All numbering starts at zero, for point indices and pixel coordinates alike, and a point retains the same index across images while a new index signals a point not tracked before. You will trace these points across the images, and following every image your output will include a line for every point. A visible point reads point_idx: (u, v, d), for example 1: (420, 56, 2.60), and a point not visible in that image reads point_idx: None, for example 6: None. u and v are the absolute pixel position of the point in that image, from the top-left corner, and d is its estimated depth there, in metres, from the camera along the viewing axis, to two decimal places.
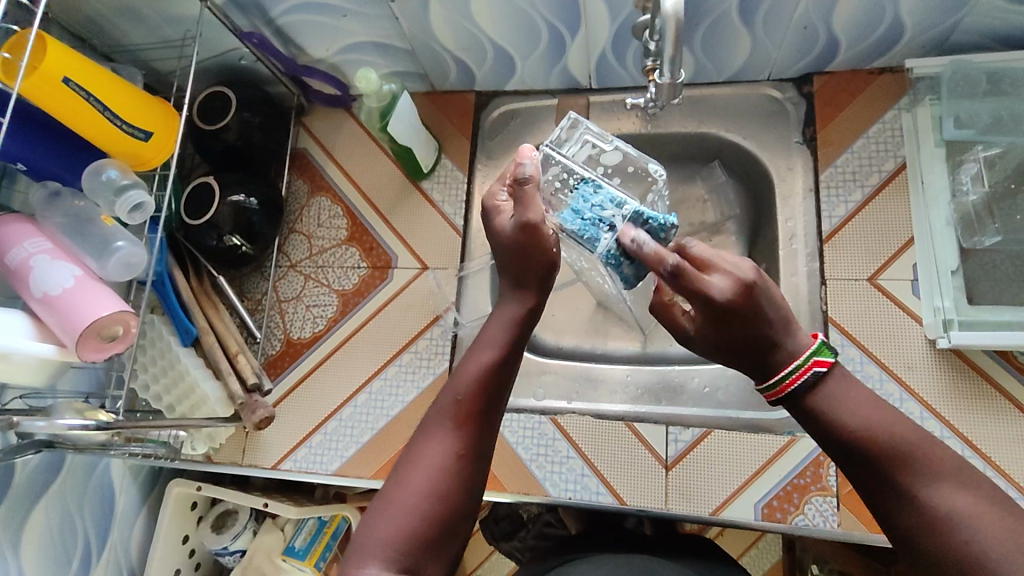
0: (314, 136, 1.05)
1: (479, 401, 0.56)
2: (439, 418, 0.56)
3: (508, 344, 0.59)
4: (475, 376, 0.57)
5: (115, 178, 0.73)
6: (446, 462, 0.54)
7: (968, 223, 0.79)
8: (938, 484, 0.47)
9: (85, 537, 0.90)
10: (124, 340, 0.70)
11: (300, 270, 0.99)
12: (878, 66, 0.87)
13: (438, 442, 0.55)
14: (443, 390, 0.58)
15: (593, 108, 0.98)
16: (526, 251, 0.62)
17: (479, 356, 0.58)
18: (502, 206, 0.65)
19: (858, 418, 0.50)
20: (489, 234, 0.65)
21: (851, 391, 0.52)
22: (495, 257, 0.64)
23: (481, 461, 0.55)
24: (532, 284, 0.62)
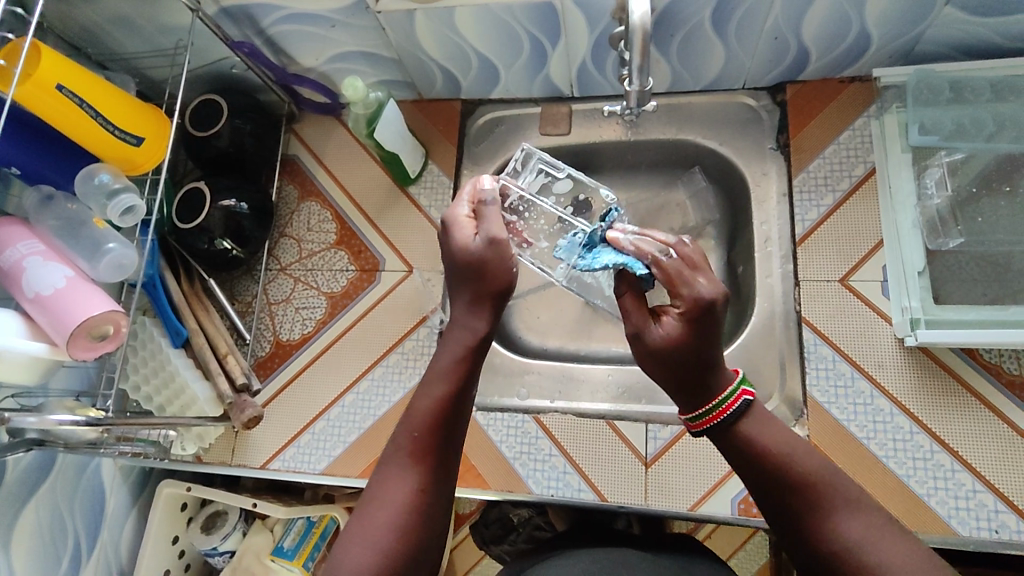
0: (304, 143, 1.07)
1: (438, 432, 0.57)
2: (397, 454, 0.56)
3: (463, 369, 0.59)
4: (431, 408, 0.57)
5: (108, 182, 0.75)
6: (410, 498, 0.54)
7: (933, 226, 0.81)
8: (846, 514, 0.52)
9: (76, 537, 0.91)
10: (114, 339, 0.72)
11: (289, 273, 1.02)
12: (848, 75, 0.91)
13: (399, 479, 0.55)
14: (400, 424, 0.58)
15: (575, 116, 1.01)
16: (482, 267, 0.62)
17: (434, 388, 0.58)
18: (463, 222, 0.65)
19: (777, 448, 0.55)
20: (450, 248, 0.64)
21: (767, 427, 0.57)
22: (452, 271, 0.64)
23: (445, 489, 0.57)
24: (492, 298, 0.62)
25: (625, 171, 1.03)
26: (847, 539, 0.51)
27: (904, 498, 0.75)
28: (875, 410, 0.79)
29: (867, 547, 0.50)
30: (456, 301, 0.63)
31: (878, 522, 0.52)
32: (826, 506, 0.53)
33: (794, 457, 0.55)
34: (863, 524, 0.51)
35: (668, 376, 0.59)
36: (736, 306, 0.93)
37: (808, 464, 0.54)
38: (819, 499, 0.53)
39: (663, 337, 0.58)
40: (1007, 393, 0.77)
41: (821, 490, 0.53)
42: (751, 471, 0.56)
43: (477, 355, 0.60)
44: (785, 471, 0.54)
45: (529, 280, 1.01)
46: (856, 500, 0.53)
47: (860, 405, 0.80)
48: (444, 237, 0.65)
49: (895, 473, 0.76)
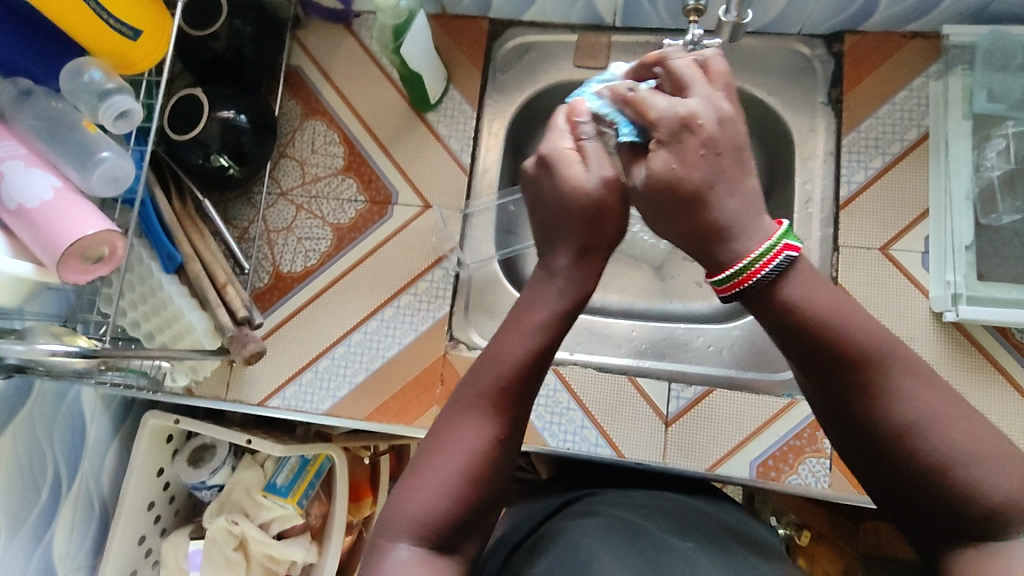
0: (308, 54, 0.97)
1: (523, 386, 0.53)
2: (474, 398, 0.52)
3: (557, 327, 0.55)
4: (519, 360, 0.53)
5: (98, 80, 0.65)
6: (482, 448, 0.51)
7: (986, 200, 0.79)
8: (906, 387, 0.46)
9: (54, 467, 0.85)
10: (109, 262, 0.64)
11: (291, 198, 0.93)
12: (912, 30, 0.85)
13: (475, 424, 0.51)
14: (479, 368, 0.54)
15: (614, 48, 0.94)
16: (602, 213, 0.56)
17: (522, 337, 0.54)
18: (569, 157, 0.57)
19: (819, 309, 0.47)
20: (557, 185, 0.57)
21: (811, 285, 0.48)
22: (559, 215, 0.57)
23: (516, 445, 0.53)
24: (599, 255, 0.57)
25: None
26: (906, 416, 0.45)
27: None
28: None
29: (932, 425, 0.45)
30: (557, 247, 0.57)
31: (945, 398, 0.46)
32: (887, 378, 0.46)
33: (844, 319, 0.47)
34: (931, 396, 0.45)
35: (691, 239, 0.50)
36: None
37: (867, 331, 0.47)
38: (876, 372, 0.46)
39: (655, 173, 0.50)
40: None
41: (873, 362, 0.46)
42: (788, 340, 0.48)
43: (573, 314, 0.56)
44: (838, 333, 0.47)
45: None
46: (922, 371, 0.46)
47: None
48: (546, 172, 0.58)
49: None
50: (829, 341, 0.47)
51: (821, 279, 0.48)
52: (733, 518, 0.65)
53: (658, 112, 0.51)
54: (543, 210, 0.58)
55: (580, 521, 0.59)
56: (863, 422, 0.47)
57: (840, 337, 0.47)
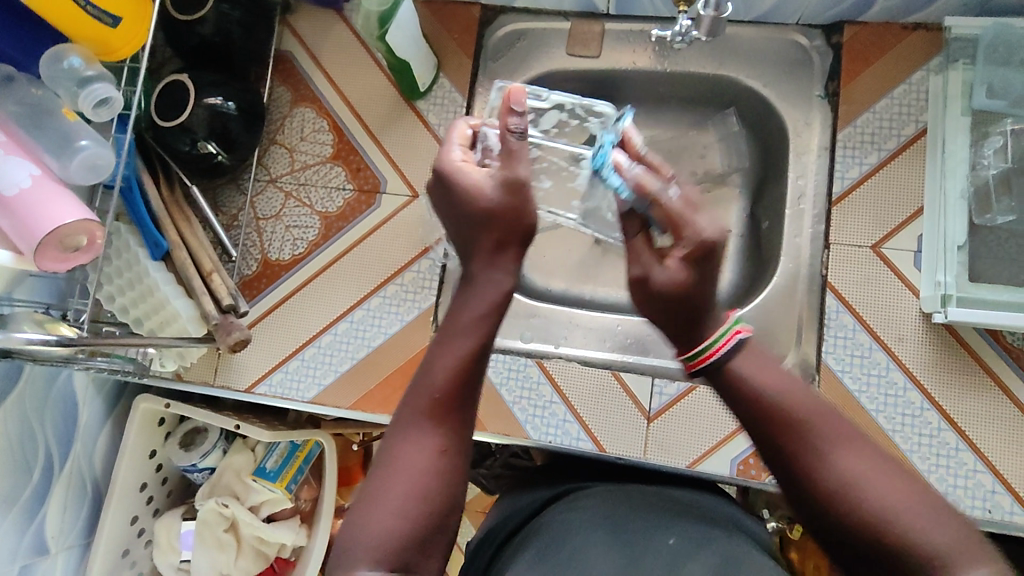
0: (299, 39, 0.96)
1: (461, 392, 0.53)
2: (414, 415, 0.52)
3: (491, 329, 0.55)
4: (454, 368, 0.53)
5: (78, 67, 0.65)
6: (430, 462, 0.50)
7: (982, 198, 0.77)
8: (835, 452, 0.48)
9: (47, 449, 0.87)
10: (89, 251, 0.64)
11: (280, 185, 0.93)
12: (913, 21, 0.82)
13: (419, 441, 0.51)
14: (415, 383, 0.54)
15: (607, 37, 0.92)
16: (505, 214, 0.57)
17: (454, 346, 0.54)
18: (465, 165, 0.59)
19: (755, 382, 0.51)
20: (455, 193, 0.58)
21: (748, 362, 0.52)
22: (463, 221, 0.58)
23: (467, 452, 0.53)
24: (512, 250, 0.57)
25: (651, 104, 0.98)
26: (837, 480, 0.47)
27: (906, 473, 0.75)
28: (888, 383, 0.78)
29: (862, 487, 0.46)
30: (476, 251, 0.57)
31: (874, 460, 0.47)
32: (817, 445, 0.48)
33: (777, 391, 0.50)
34: (861, 459, 0.47)
35: (673, 324, 0.55)
36: (757, 261, 0.90)
37: (796, 399, 0.50)
38: (807, 438, 0.48)
39: (663, 282, 0.53)
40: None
41: (804, 428, 0.49)
42: (739, 413, 0.52)
43: (501, 310, 0.56)
44: (770, 406, 0.50)
45: None
46: (852, 436, 0.48)
47: (874, 376, 0.78)
48: (444, 182, 0.59)
49: (899, 447, 0.76)
50: (760, 411, 0.50)
51: (759, 355, 0.53)
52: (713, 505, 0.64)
53: (687, 228, 0.54)
54: (445, 217, 0.60)
55: (557, 522, 0.59)
56: (806, 495, 0.48)
57: (772, 408, 0.50)
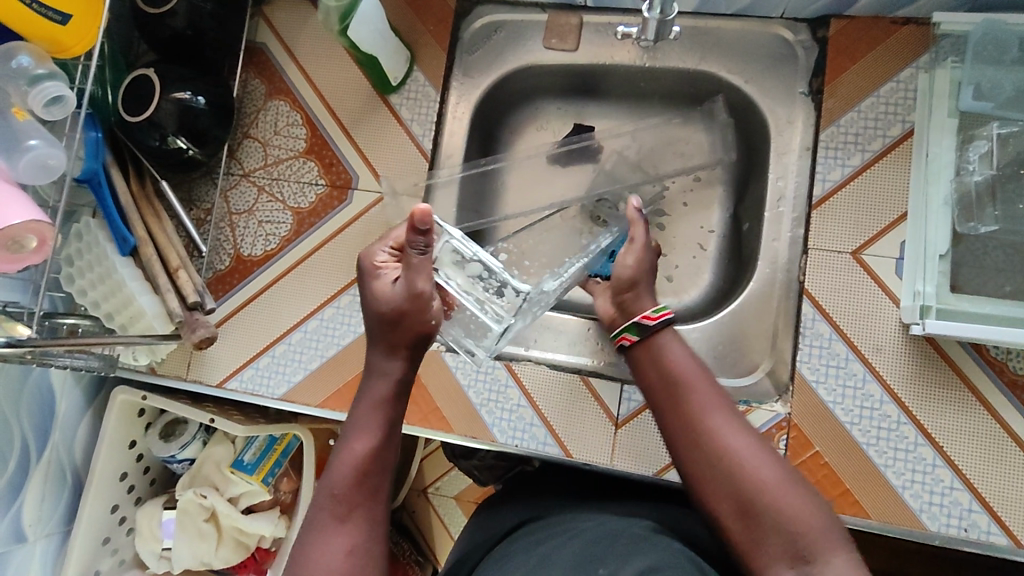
0: (273, 30, 0.94)
1: (361, 484, 0.59)
2: (322, 520, 0.58)
3: (386, 420, 0.63)
4: (353, 463, 0.60)
5: (28, 66, 0.65)
6: (338, 562, 0.56)
7: (967, 205, 0.73)
8: (729, 427, 0.60)
9: (24, 440, 0.88)
10: (38, 252, 0.64)
11: (253, 180, 0.92)
12: (903, 15, 0.78)
13: (326, 542, 0.57)
14: (321, 488, 0.60)
15: (586, 30, 0.90)
16: (404, 318, 0.64)
17: (354, 444, 0.61)
18: (383, 269, 0.67)
19: (673, 364, 0.66)
20: (367, 293, 0.66)
21: (670, 348, 0.67)
22: (372, 322, 0.65)
23: (375, 548, 0.58)
24: (406, 350, 0.65)
25: (634, 99, 0.95)
26: (728, 453, 0.59)
27: (879, 489, 0.73)
28: (864, 396, 0.75)
29: (748, 462, 0.58)
30: (373, 348, 0.66)
31: (759, 442, 0.60)
32: (716, 421, 0.61)
33: (685, 373, 0.65)
34: (748, 439, 0.60)
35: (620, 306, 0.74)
36: (738, 265, 0.88)
37: (698, 387, 0.64)
38: (705, 411, 0.62)
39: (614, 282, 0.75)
40: (1006, 393, 0.72)
41: (706, 405, 0.62)
42: (660, 386, 0.66)
43: (397, 405, 0.64)
44: (671, 379, 0.65)
45: (519, 210, 0.95)
46: (741, 419, 0.61)
47: (849, 387, 0.76)
48: (364, 282, 0.67)
49: (872, 461, 0.74)
50: (673, 384, 0.65)
51: (678, 339, 0.69)
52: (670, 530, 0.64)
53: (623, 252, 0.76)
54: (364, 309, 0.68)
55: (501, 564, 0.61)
56: (696, 454, 0.60)
57: (681, 383, 0.64)
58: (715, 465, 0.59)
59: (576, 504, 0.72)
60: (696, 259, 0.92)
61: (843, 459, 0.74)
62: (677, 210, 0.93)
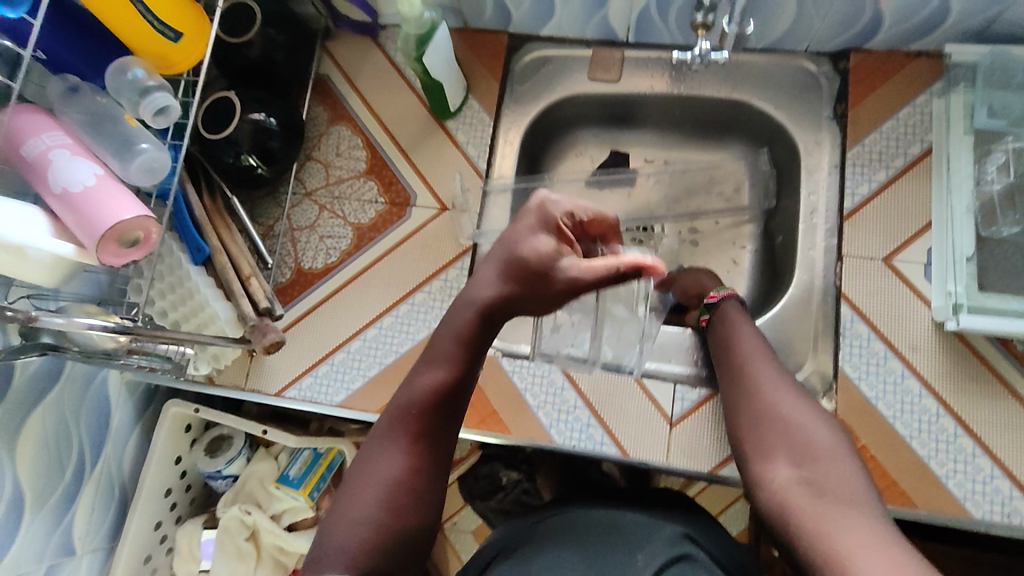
0: (336, 63, 1.02)
1: (436, 407, 0.69)
2: (389, 437, 0.68)
3: (464, 354, 0.72)
4: (425, 393, 0.69)
5: (141, 78, 0.70)
6: (397, 476, 0.65)
7: (988, 212, 0.81)
8: (770, 369, 0.73)
9: (80, 449, 0.89)
10: (143, 247, 0.68)
11: (315, 199, 0.97)
12: (916, 49, 0.88)
13: (387, 459, 0.66)
14: (391, 408, 0.70)
15: (627, 63, 0.98)
16: (537, 274, 0.71)
17: (427, 376, 0.71)
18: (562, 232, 0.74)
19: (728, 328, 0.79)
20: (528, 236, 0.74)
21: (729, 316, 0.81)
22: (521, 256, 0.72)
23: (432, 470, 0.67)
24: (521, 301, 0.72)
25: (668, 127, 1.03)
26: (757, 385, 0.72)
27: (924, 479, 0.77)
28: (904, 390, 0.80)
29: (774, 393, 0.70)
30: (497, 274, 0.73)
31: (785, 382, 0.72)
32: (756, 364, 0.74)
33: (737, 336, 0.78)
34: (778, 378, 0.72)
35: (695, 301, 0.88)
36: (773, 276, 0.94)
37: (749, 342, 0.77)
38: (749, 358, 0.75)
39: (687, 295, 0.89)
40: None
41: (755, 354, 0.75)
42: (719, 345, 0.80)
43: (469, 344, 0.72)
44: (726, 339, 0.79)
45: None
46: (775, 364, 0.74)
47: (889, 383, 0.80)
48: (535, 221, 0.75)
49: (916, 452, 0.78)
50: (727, 342, 0.78)
51: (739, 312, 0.81)
52: (698, 539, 0.67)
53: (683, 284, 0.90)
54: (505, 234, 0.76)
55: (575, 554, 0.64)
56: (735, 386, 0.74)
57: (732, 341, 0.78)
58: (749, 401, 0.72)
59: (648, 508, 0.72)
60: (731, 273, 0.98)
61: (888, 451, 0.78)
62: (709, 228, 1.01)
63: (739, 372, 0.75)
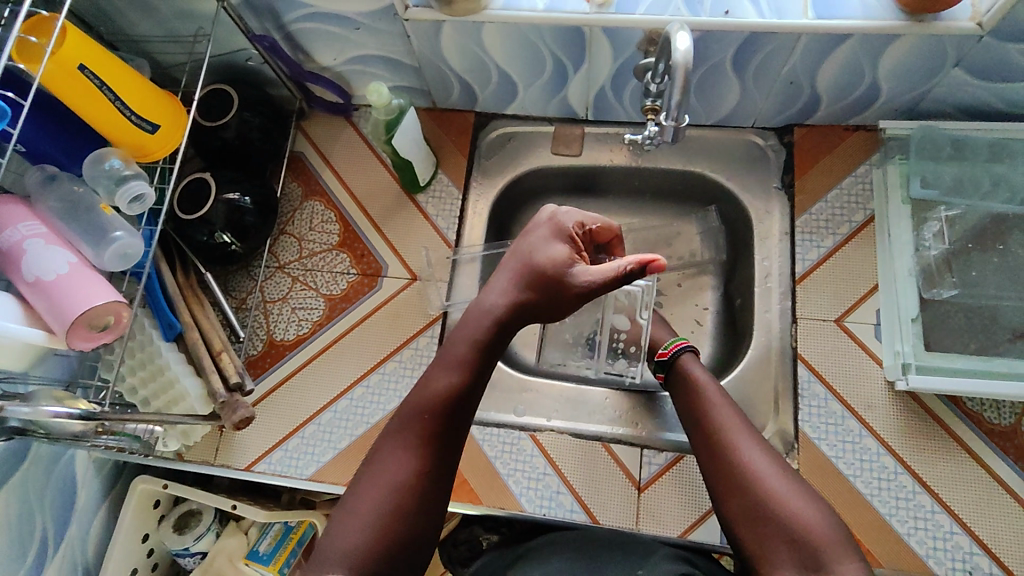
0: (310, 140, 1.06)
1: (444, 415, 0.71)
2: (397, 444, 0.69)
3: (476, 362, 0.74)
4: (439, 397, 0.71)
5: (117, 167, 0.73)
6: (406, 480, 0.67)
7: (929, 275, 0.85)
8: (748, 433, 0.74)
9: (42, 530, 0.87)
10: (114, 330, 0.70)
11: (287, 271, 1.00)
12: (853, 123, 0.94)
13: (396, 466, 0.68)
14: (403, 414, 0.71)
15: (587, 138, 1.04)
16: (558, 280, 0.76)
17: (435, 385, 0.72)
18: (574, 240, 0.80)
19: (697, 381, 0.80)
20: (544, 243, 0.80)
21: (693, 370, 0.81)
22: (540, 262, 0.78)
23: (441, 475, 0.69)
24: (542, 302, 0.77)
25: (628, 196, 1.08)
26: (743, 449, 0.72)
27: (887, 537, 0.78)
28: (862, 449, 0.82)
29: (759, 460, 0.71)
30: (513, 278, 0.79)
31: (765, 449, 0.73)
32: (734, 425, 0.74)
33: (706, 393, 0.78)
34: (756, 441, 0.73)
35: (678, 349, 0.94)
36: (734, 336, 0.97)
37: (718, 401, 0.77)
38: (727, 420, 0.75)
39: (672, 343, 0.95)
40: (1005, 457, 0.80)
41: (730, 414, 0.75)
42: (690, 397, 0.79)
43: (484, 347, 0.75)
44: (696, 393, 0.79)
45: None
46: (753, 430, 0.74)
47: (848, 442, 0.83)
48: (549, 232, 0.81)
49: (878, 510, 0.79)
50: (697, 397, 0.78)
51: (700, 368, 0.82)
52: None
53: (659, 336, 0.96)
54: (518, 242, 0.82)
55: None
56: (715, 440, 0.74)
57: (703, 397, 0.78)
58: (721, 441, 0.74)
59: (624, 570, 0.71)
60: (695, 333, 1.01)
61: (852, 511, 0.79)
62: (673, 290, 1.04)
63: (703, 403, 0.77)
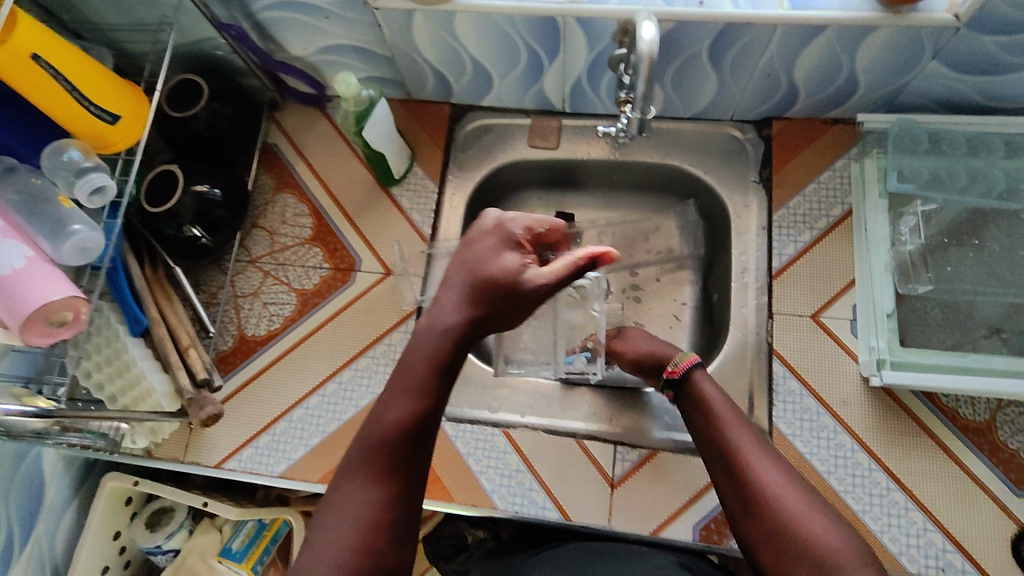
0: (283, 132, 1.04)
1: (406, 440, 0.64)
2: (357, 475, 0.62)
3: (434, 382, 0.66)
4: (397, 422, 0.64)
5: (77, 159, 0.72)
6: (369, 515, 0.60)
7: (904, 270, 0.85)
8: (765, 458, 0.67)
9: (8, 528, 0.86)
10: (72, 326, 0.69)
11: (259, 266, 0.98)
12: (832, 117, 0.93)
13: (356, 499, 0.61)
14: (360, 442, 0.64)
15: (564, 131, 1.02)
16: (511, 290, 0.68)
17: (395, 408, 0.65)
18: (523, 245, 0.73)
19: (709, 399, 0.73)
20: (492, 251, 0.71)
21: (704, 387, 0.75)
22: (489, 271, 0.69)
23: (407, 503, 0.63)
24: (491, 314, 0.69)
25: (607, 190, 1.07)
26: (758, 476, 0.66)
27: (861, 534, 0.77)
28: (837, 446, 0.81)
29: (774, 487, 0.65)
30: (460, 290, 0.70)
31: (786, 477, 0.66)
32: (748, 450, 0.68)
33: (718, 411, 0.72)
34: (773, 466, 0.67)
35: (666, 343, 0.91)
36: (711, 332, 0.96)
37: (731, 420, 0.70)
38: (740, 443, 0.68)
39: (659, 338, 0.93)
40: (979, 454, 0.79)
41: (745, 437, 0.69)
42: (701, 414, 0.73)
43: (440, 365, 0.67)
44: (710, 411, 0.72)
45: None
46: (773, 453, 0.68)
47: (823, 438, 0.82)
48: (500, 238, 0.72)
49: (853, 507, 0.79)
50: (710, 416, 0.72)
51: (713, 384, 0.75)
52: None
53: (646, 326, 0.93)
54: (460, 251, 0.73)
55: None
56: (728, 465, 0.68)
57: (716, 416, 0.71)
58: (735, 467, 0.67)
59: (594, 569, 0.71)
60: (674, 328, 1.00)
61: None
62: (651, 286, 1.03)
63: (710, 419, 0.71)
